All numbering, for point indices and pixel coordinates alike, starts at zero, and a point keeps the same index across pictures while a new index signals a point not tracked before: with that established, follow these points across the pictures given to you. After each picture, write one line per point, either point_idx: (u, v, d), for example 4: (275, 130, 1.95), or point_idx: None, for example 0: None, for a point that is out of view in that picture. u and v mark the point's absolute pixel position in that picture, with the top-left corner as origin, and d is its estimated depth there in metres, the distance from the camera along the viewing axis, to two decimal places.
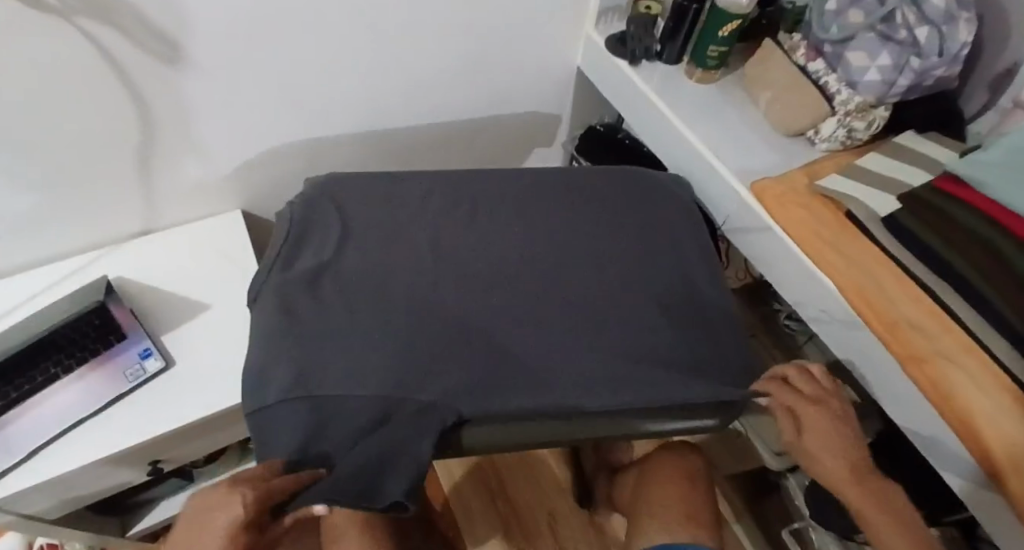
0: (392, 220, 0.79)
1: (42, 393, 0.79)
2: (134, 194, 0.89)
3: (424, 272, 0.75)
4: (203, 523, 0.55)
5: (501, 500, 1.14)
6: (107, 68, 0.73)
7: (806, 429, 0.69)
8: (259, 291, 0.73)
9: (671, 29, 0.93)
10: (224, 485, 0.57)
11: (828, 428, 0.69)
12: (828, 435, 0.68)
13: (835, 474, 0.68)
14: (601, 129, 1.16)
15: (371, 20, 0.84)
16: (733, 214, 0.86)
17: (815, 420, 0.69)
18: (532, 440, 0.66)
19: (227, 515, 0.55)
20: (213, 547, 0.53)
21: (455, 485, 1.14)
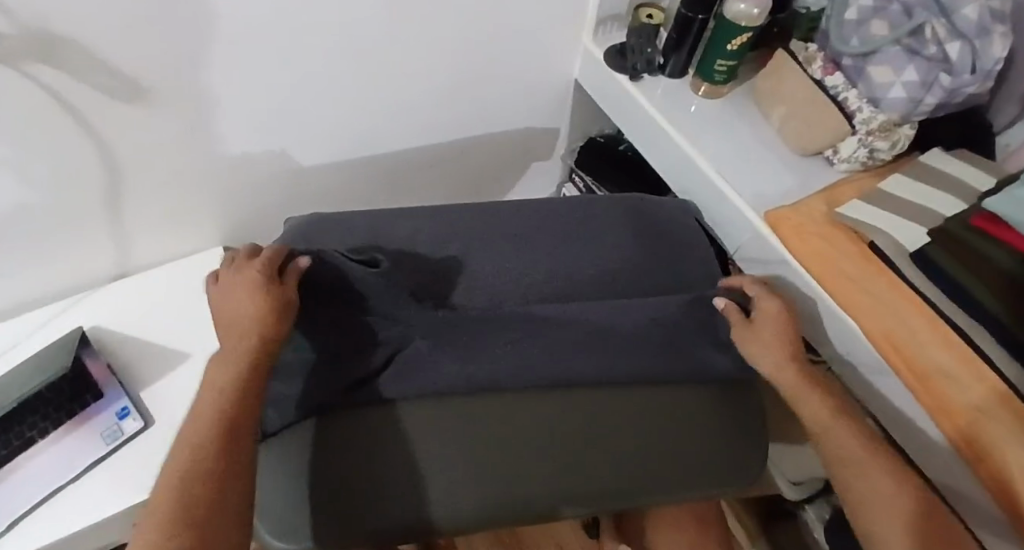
0: (374, 248, 0.73)
1: (17, 461, 0.74)
2: (106, 236, 0.84)
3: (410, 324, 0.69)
4: (230, 292, 0.63)
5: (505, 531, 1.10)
6: (61, 111, 0.67)
7: (758, 319, 0.71)
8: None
9: (676, 41, 0.86)
10: (226, 272, 0.65)
11: (781, 318, 0.71)
12: (779, 323, 0.71)
13: (782, 359, 0.68)
14: (601, 141, 1.10)
15: (351, 44, 0.78)
16: (746, 243, 0.80)
17: (772, 310, 0.71)
18: (519, 489, 0.61)
19: (243, 276, 0.62)
20: (245, 300, 0.61)
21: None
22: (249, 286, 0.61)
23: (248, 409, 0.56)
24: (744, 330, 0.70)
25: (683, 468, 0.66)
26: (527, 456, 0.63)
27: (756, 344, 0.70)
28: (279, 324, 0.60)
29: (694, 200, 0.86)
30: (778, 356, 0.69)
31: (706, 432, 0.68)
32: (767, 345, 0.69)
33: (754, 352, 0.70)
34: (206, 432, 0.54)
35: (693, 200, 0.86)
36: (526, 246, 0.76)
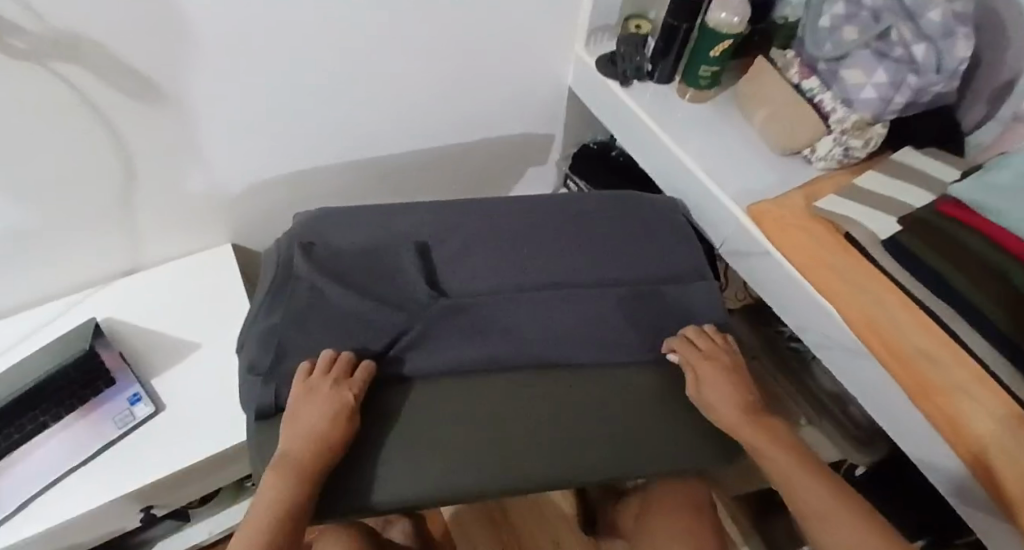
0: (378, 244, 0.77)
1: (32, 442, 0.77)
2: (120, 233, 0.88)
3: (408, 305, 0.72)
4: (305, 400, 0.64)
5: (503, 525, 1.13)
6: (84, 109, 0.71)
7: (704, 371, 0.70)
8: (249, 331, 0.73)
9: (662, 50, 0.91)
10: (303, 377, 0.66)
11: (720, 368, 0.71)
12: (722, 378, 0.71)
13: (734, 411, 0.69)
14: (595, 148, 1.15)
15: (357, 49, 0.83)
16: (731, 237, 0.84)
17: (705, 363, 0.71)
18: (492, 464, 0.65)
19: (321, 393, 0.63)
20: (318, 416, 0.62)
21: (456, 511, 1.13)
22: (325, 409, 0.62)
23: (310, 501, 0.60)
24: (699, 386, 0.70)
25: (668, 445, 0.70)
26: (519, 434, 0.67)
27: (706, 398, 0.70)
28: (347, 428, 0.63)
29: (681, 197, 0.91)
30: (731, 408, 0.69)
31: (693, 410, 0.72)
32: (721, 397, 0.70)
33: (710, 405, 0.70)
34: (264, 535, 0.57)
35: (681, 197, 0.91)
36: (523, 236, 0.80)
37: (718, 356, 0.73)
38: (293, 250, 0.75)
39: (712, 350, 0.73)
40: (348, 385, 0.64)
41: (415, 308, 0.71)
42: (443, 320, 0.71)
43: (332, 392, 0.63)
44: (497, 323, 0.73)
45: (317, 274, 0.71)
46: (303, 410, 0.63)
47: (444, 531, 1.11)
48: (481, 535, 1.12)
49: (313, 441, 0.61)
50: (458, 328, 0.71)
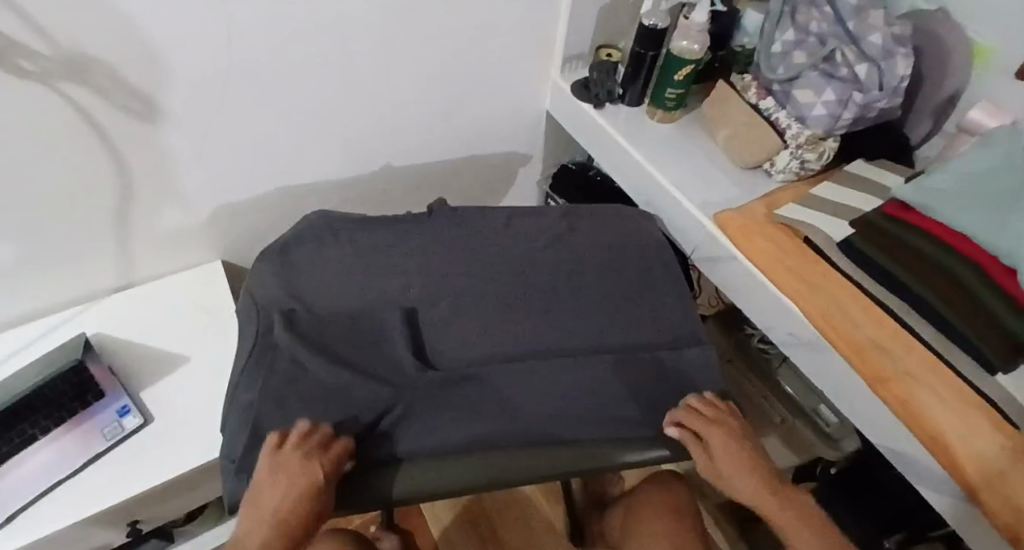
0: (363, 289, 0.77)
1: (20, 454, 0.77)
2: (111, 250, 0.90)
3: (395, 382, 0.70)
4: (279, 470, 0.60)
5: (492, 540, 1.17)
6: (84, 127, 0.74)
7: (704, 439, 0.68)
8: (230, 407, 0.69)
9: (631, 75, 0.98)
10: (275, 452, 0.61)
11: (726, 442, 0.69)
12: (729, 448, 0.69)
13: (738, 483, 0.68)
14: (573, 168, 1.22)
15: (347, 74, 0.88)
16: (700, 244, 0.90)
17: (715, 435, 0.69)
18: (483, 452, 0.67)
19: (294, 485, 0.60)
20: (284, 514, 0.60)
21: (445, 529, 1.17)
22: (294, 509, 0.60)
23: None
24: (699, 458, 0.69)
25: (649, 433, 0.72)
26: (506, 428, 0.68)
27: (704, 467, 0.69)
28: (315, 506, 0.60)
29: (654, 209, 0.96)
30: (738, 482, 0.68)
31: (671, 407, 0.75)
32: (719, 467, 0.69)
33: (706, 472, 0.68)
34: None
35: (654, 209, 0.96)
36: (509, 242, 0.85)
37: (724, 424, 0.70)
38: (273, 317, 0.73)
39: (716, 418, 0.70)
40: (322, 462, 0.60)
41: (402, 343, 0.72)
42: (430, 397, 0.69)
43: (306, 469, 0.59)
44: (484, 322, 0.76)
45: (299, 346, 0.69)
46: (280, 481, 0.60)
47: (434, 549, 1.15)
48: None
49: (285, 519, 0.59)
50: (450, 357, 0.74)
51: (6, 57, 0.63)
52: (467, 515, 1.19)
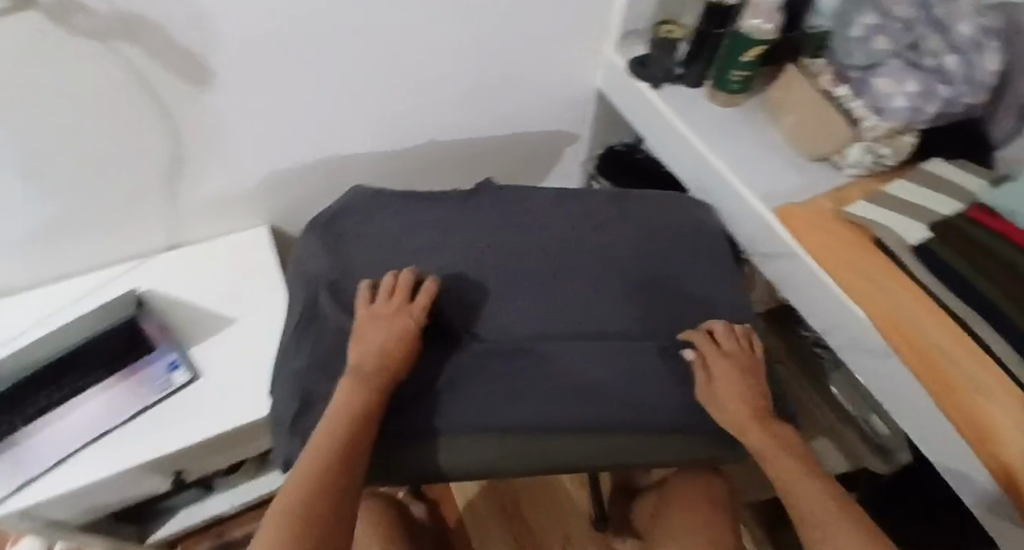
0: (402, 262, 0.76)
1: (70, 404, 0.80)
2: (161, 211, 0.91)
3: (433, 349, 0.70)
4: (378, 319, 0.66)
5: (518, 519, 1.17)
6: (138, 87, 0.73)
7: (712, 364, 0.69)
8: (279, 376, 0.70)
9: (694, 54, 0.94)
10: (364, 311, 0.67)
11: (734, 366, 0.69)
12: (734, 376, 0.68)
13: (744, 421, 0.66)
14: (622, 149, 1.18)
15: (398, 42, 0.85)
16: (758, 237, 0.86)
17: (721, 358, 0.69)
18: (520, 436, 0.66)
19: (386, 324, 0.65)
20: (379, 352, 0.63)
21: (471, 503, 1.18)
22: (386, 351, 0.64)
23: (344, 450, 0.57)
24: (708, 390, 0.69)
25: (691, 431, 0.69)
26: (545, 414, 0.67)
27: (712, 401, 0.68)
28: (408, 353, 0.65)
29: (707, 196, 0.92)
30: (739, 412, 0.66)
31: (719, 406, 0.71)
32: (724, 397, 0.68)
33: (716, 405, 0.68)
34: (294, 525, 0.52)
35: (706, 195, 0.92)
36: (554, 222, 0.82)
37: (738, 355, 0.70)
38: (318, 289, 0.73)
39: (731, 348, 0.71)
40: (413, 308, 0.67)
41: (444, 324, 0.72)
42: (476, 373, 0.68)
43: (400, 312, 0.66)
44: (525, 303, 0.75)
45: (343, 316, 0.69)
46: (376, 329, 0.65)
47: (458, 519, 1.16)
48: (493, 526, 1.16)
49: (362, 382, 0.61)
50: (492, 331, 0.72)
51: (66, 14, 0.62)
52: (493, 490, 1.20)
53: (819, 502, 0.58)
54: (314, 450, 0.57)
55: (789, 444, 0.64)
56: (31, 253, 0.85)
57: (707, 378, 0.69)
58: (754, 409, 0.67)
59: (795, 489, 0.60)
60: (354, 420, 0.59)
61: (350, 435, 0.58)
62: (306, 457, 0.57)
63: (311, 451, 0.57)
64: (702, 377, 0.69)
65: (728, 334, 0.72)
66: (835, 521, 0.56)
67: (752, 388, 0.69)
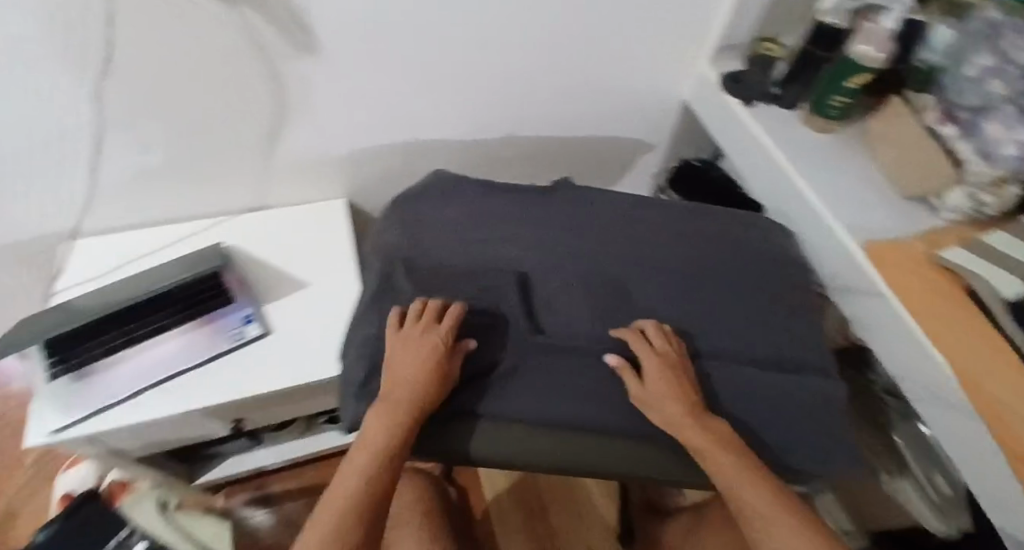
0: (474, 249, 0.77)
1: (149, 341, 0.83)
2: (251, 173, 0.95)
3: (499, 340, 0.70)
4: (406, 347, 0.66)
5: (542, 523, 1.19)
6: (252, 53, 0.77)
7: (647, 368, 0.67)
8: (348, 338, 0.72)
9: (794, 74, 0.91)
10: (394, 336, 0.67)
11: (665, 366, 0.67)
12: (666, 377, 0.67)
13: (679, 426, 0.65)
14: (697, 165, 1.16)
15: (499, 34, 0.86)
16: (841, 270, 0.83)
17: (654, 358, 0.67)
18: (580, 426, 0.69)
19: (409, 355, 0.65)
20: (402, 386, 0.64)
21: (498, 497, 1.20)
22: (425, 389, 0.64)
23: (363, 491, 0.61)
24: (642, 394, 0.67)
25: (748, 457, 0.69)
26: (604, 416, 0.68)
27: (648, 403, 0.66)
28: (434, 384, 0.64)
29: (788, 221, 0.91)
30: (675, 411, 0.65)
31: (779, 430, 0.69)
32: (657, 401, 0.66)
33: (650, 407, 0.66)
34: None
35: (787, 221, 0.91)
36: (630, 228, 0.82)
37: (666, 355, 0.68)
38: (393, 266, 0.75)
39: (662, 347, 0.69)
40: (438, 332, 0.66)
41: (510, 314, 0.72)
42: (540, 365, 0.69)
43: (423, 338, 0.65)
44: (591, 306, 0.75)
45: (417, 294, 0.72)
46: (402, 358, 0.65)
47: (484, 510, 1.19)
48: (515, 521, 1.19)
49: (384, 419, 0.63)
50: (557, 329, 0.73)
51: None
52: (520, 486, 1.22)
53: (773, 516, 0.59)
54: (338, 489, 0.61)
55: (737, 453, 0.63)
56: (132, 196, 0.90)
57: (639, 383, 0.67)
58: (687, 408, 0.65)
59: (747, 501, 0.61)
60: (376, 459, 0.61)
61: (372, 474, 0.61)
62: (331, 494, 0.61)
63: (337, 488, 0.61)
64: (633, 381, 0.67)
65: (659, 334, 0.70)
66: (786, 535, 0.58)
67: (687, 391, 0.67)
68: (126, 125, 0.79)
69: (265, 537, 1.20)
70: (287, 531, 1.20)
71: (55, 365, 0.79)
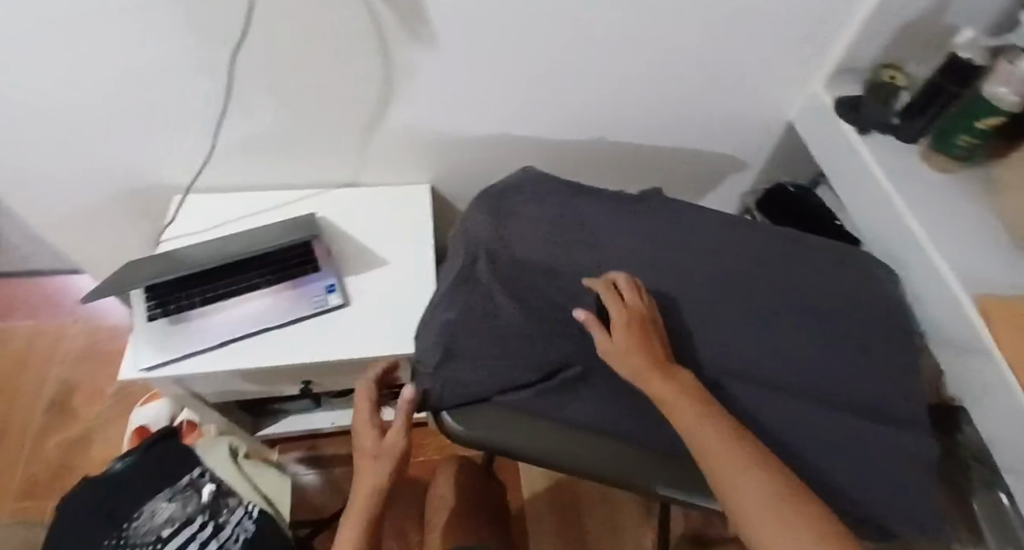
0: (562, 250, 0.77)
1: (243, 296, 0.89)
2: (350, 149, 0.98)
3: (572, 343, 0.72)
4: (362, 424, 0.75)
5: (575, 528, 1.22)
6: (369, 30, 0.79)
7: (617, 323, 0.66)
8: (426, 321, 0.73)
9: (918, 107, 0.87)
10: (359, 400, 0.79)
11: (634, 321, 0.67)
12: (634, 332, 0.66)
13: (643, 377, 0.64)
14: (794, 191, 1.10)
15: (610, 36, 0.86)
16: (950, 322, 0.79)
17: (622, 313, 0.67)
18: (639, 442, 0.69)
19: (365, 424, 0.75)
20: (369, 456, 0.73)
21: (534, 495, 1.24)
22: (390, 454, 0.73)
23: None
24: (609, 348, 0.66)
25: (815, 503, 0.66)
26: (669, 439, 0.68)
27: (616, 358, 0.66)
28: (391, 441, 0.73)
29: (892, 259, 0.87)
30: (642, 365, 0.64)
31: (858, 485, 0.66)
32: (624, 353, 0.65)
33: (619, 360, 0.65)
34: None
35: (892, 259, 0.87)
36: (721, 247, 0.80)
37: (637, 312, 0.68)
38: (476, 256, 0.75)
39: (632, 302, 0.69)
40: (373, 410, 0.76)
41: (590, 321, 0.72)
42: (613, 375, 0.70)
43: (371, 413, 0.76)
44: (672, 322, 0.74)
45: (499, 288, 0.72)
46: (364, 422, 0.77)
47: (520, 507, 1.23)
48: (549, 523, 1.22)
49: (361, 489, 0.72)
50: None
51: None
52: (557, 490, 1.25)
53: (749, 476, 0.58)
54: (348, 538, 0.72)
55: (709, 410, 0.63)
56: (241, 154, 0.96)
57: (607, 338, 0.67)
58: (655, 363, 0.65)
59: (716, 456, 0.59)
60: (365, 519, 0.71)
61: None
62: None
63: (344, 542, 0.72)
64: (602, 335, 0.67)
65: (630, 289, 0.70)
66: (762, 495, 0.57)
67: (654, 348, 0.66)
68: (248, 76, 0.84)
69: (312, 495, 1.23)
70: (334, 494, 1.22)
71: (156, 305, 0.87)
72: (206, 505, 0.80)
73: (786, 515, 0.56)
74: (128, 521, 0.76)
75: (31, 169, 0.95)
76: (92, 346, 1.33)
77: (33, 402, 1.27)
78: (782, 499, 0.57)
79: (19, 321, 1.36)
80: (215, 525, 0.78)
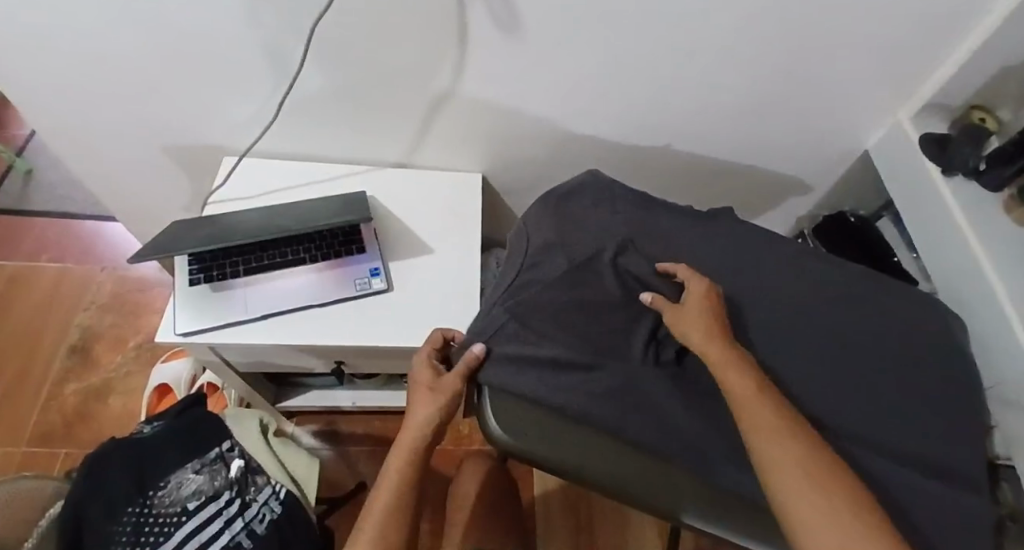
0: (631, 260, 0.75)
1: (285, 270, 0.87)
2: (412, 129, 0.95)
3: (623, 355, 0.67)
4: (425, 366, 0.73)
5: (584, 533, 1.20)
6: (451, 12, 0.76)
7: (686, 296, 0.68)
8: (483, 314, 0.72)
9: (1008, 154, 0.81)
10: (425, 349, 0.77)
11: (701, 298, 0.68)
12: (701, 304, 0.67)
13: (702, 342, 0.64)
14: (852, 221, 1.07)
15: (698, 45, 0.82)
16: (1017, 381, 0.76)
17: (695, 289, 0.69)
18: (702, 477, 0.61)
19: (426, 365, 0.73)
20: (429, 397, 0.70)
21: (547, 494, 1.23)
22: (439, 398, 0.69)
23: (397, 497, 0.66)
24: (671, 310, 0.67)
25: None
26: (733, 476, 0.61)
27: (678, 324, 0.66)
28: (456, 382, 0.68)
29: (963, 308, 0.85)
30: (708, 336, 0.64)
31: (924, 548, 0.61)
32: (686, 318, 0.66)
33: (682, 328, 0.66)
34: None
35: (963, 308, 0.85)
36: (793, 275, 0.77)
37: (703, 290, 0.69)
38: (542, 256, 0.74)
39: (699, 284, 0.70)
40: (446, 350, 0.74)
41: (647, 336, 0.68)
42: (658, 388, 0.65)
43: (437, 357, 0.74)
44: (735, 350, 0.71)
45: (555, 288, 0.70)
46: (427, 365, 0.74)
47: (530, 503, 1.22)
48: (560, 525, 1.21)
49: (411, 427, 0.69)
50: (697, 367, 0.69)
51: None
52: (572, 493, 1.23)
53: (800, 453, 0.56)
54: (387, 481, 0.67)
55: (767, 390, 0.61)
56: (301, 117, 0.93)
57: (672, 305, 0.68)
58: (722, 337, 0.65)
59: (768, 430, 0.58)
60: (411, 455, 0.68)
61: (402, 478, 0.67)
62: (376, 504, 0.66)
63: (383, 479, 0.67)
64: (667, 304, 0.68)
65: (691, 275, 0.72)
66: (804, 475, 0.55)
67: (720, 325, 0.66)
68: (321, 45, 0.81)
69: (326, 470, 1.22)
70: (348, 470, 1.21)
71: (197, 271, 0.85)
72: (234, 479, 0.79)
73: (830, 487, 0.55)
74: (153, 489, 0.75)
75: (88, 112, 0.93)
76: (119, 297, 1.31)
77: (56, 345, 1.26)
78: (829, 476, 0.55)
79: (47, 265, 1.34)
80: (242, 501, 0.78)
